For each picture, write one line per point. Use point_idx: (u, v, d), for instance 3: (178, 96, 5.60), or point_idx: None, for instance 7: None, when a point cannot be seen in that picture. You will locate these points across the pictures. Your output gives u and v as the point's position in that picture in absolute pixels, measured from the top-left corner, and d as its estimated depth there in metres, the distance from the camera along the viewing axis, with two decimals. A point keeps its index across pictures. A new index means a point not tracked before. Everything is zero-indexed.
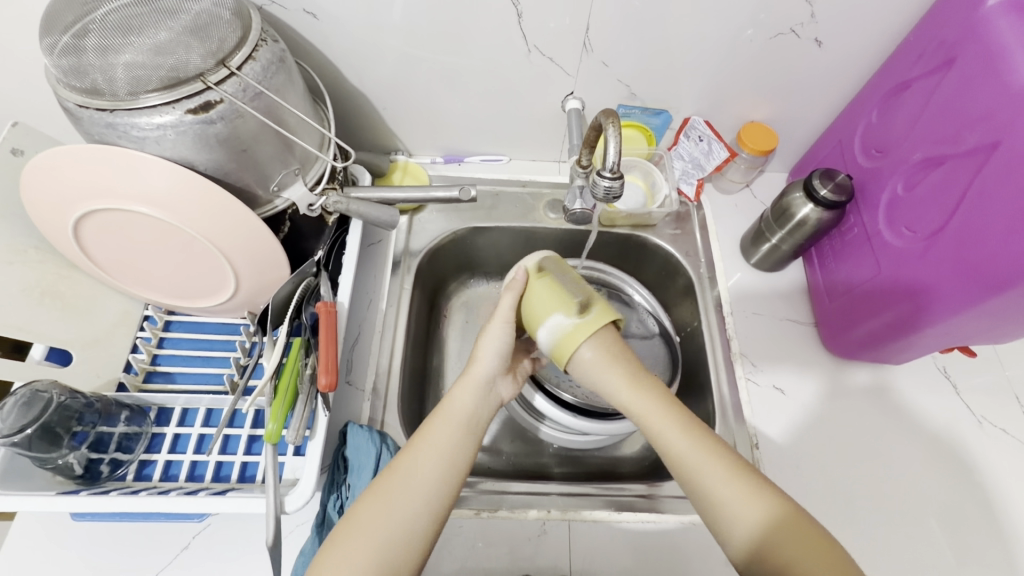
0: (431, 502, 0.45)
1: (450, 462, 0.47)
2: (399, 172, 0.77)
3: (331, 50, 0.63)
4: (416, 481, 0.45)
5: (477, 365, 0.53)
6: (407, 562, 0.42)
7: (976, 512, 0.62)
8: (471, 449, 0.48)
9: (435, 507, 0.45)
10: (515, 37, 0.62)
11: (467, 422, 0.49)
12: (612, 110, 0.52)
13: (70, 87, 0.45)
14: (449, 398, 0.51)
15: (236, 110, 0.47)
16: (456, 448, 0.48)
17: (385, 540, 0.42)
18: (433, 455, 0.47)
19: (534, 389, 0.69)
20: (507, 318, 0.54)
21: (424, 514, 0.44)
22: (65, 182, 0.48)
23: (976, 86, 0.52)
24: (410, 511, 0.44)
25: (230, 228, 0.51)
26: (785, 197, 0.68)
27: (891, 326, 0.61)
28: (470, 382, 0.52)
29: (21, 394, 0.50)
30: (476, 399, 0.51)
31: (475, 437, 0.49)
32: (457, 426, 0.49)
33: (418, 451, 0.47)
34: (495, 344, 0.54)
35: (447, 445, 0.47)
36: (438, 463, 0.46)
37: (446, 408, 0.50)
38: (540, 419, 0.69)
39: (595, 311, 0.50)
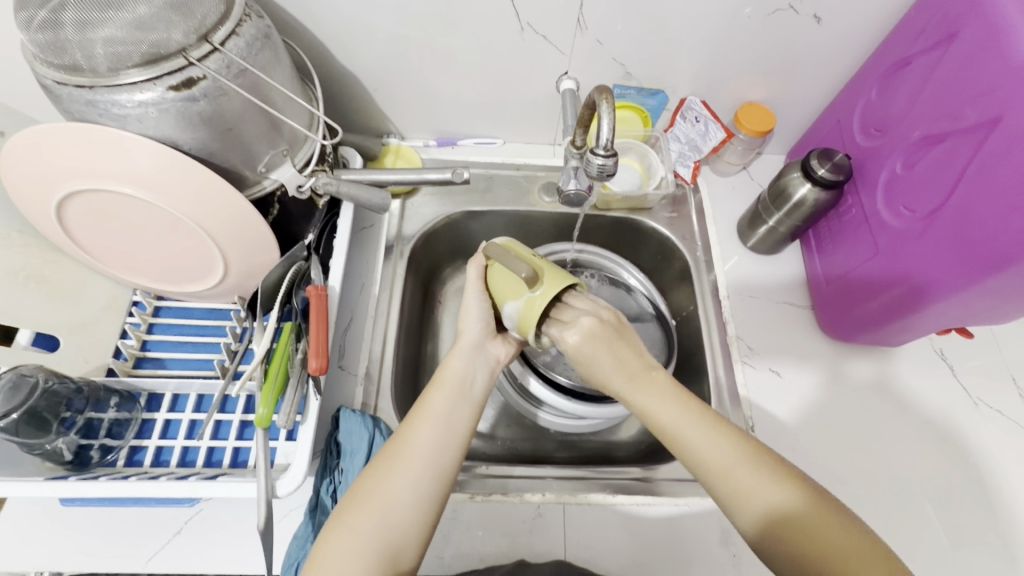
0: (431, 467, 0.45)
1: (448, 426, 0.48)
2: (391, 156, 0.76)
3: (319, 29, 0.62)
4: (412, 447, 0.46)
5: (463, 337, 0.54)
6: (410, 530, 0.43)
7: (972, 495, 0.62)
8: (470, 413, 0.50)
9: (437, 469, 0.45)
10: (508, 15, 0.61)
11: (463, 389, 0.50)
12: (606, 86, 0.51)
13: (48, 64, 0.44)
14: (442, 366, 0.52)
15: (219, 87, 0.45)
16: (454, 413, 0.49)
17: (388, 504, 0.43)
18: (430, 423, 0.47)
19: (528, 372, 0.68)
20: (479, 288, 0.54)
21: (422, 484, 0.44)
22: (46, 163, 0.47)
23: (981, 59, 0.50)
24: (410, 478, 0.44)
25: (216, 211, 0.50)
26: (782, 178, 0.67)
27: (889, 307, 0.61)
28: (461, 349, 0.53)
29: (5, 377, 0.49)
30: (471, 363, 0.52)
31: (471, 403, 0.50)
32: (452, 391, 0.50)
33: (414, 421, 0.48)
34: (475, 316, 0.54)
35: (444, 411, 0.48)
36: (436, 427, 0.47)
37: (443, 376, 0.51)
38: (538, 405, 0.68)
39: (546, 282, 0.49)
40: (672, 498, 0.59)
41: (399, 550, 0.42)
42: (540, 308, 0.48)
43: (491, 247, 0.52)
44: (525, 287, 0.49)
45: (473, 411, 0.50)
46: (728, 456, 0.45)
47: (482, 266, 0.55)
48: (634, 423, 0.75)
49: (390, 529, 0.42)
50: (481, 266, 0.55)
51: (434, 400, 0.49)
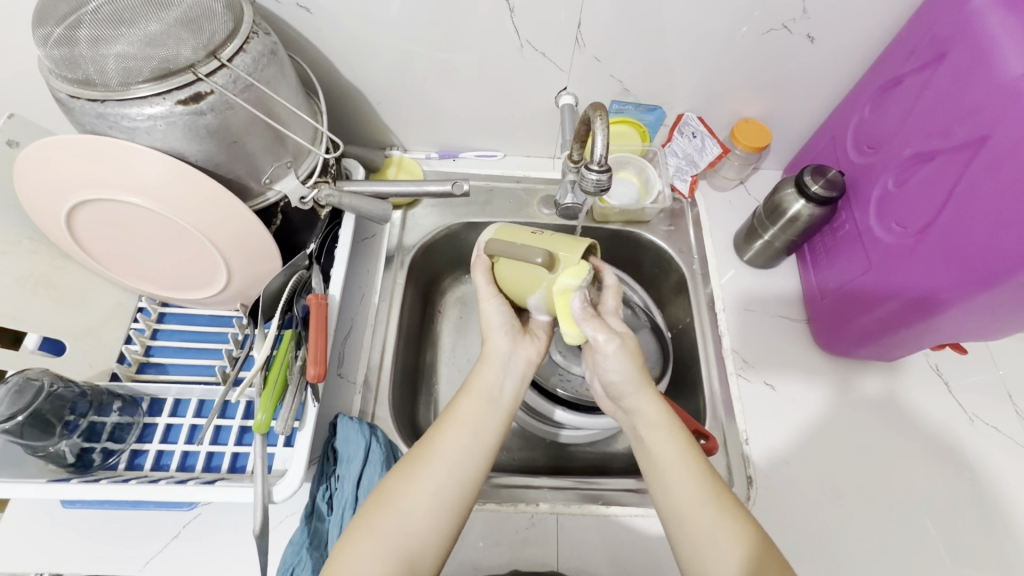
0: (459, 476, 0.47)
1: (477, 434, 0.49)
2: (393, 168, 0.77)
3: (325, 45, 0.63)
4: (442, 456, 0.47)
5: (490, 340, 0.55)
6: (430, 537, 0.44)
7: (968, 512, 0.62)
8: (499, 424, 0.51)
9: (464, 479, 0.47)
10: (508, 33, 0.63)
11: (493, 399, 0.52)
12: (601, 103, 0.52)
13: (62, 78, 0.46)
14: (473, 373, 0.53)
15: (225, 101, 0.47)
16: (483, 423, 0.50)
17: (414, 511, 0.44)
18: (461, 432, 0.49)
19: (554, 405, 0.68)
20: (491, 293, 0.55)
21: (448, 497, 0.46)
22: (57, 173, 0.49)
23: (969, 78, 0.52)
24: (436, 485, 0.46)
25: (222, 221, 0.52)
26: (777, 194, 0.68)
27: (884, 322, 0.61)
28: (492, 357, 0.54)
29: (13, 381, 0.50)
30: (500, 369, 0.53)
31: (500, 414, 0.52)
32: (482, 400, 0.51)
33: (446, 429, 0.49)
34: (498, 319, 0.55)
35: (475, 419, 0.50)
36: (466, 437, 0.49)
37: (474, 383, 0.52)
38: (559, 425, 0.68)
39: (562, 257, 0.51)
40: None
41: (418, 556, 0.43)
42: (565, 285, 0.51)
43: (492, 245, 0.53)
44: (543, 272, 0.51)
45: (502, 423, 0.51)
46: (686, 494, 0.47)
47: (486, 269, 0.55)
48: None
49: (412, 535, 0.43)
50: (486, 269, 0.55)
51: (467, 408, 0.50)
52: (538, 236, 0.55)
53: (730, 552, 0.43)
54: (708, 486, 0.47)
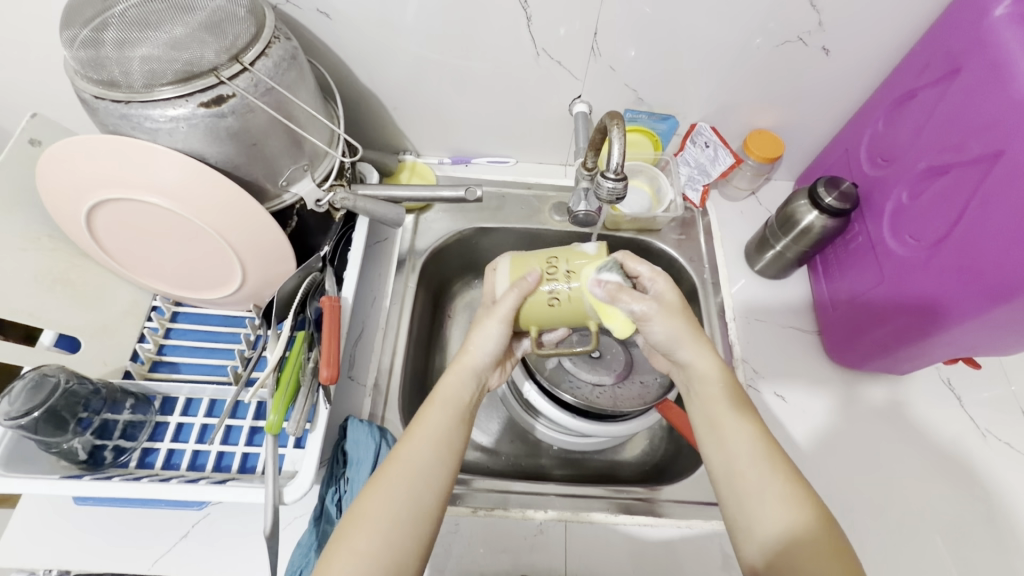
0: (431, 487, 0.46)
1: (448, 442, 0.48)
2: (406, 172, 0.78)
3: (343, 50, 0.64)
4: (412, 467, 0.46)
5: (468, 356, 0.52)
6: (413, 547, 0.43)
7: (981, 529, 0.62)
8: (464, 432, 0.50)
9: (437, 489, 0.46)
10: (524, 40, 0.63)
11: (461, 409, 0.51)
12: (617, 112, 0.52)
13: (88, 79, 0.46)
14: (441, 382, 0.52)
15: (246, 104, 0.48)
16: (451, 433, 0.49)
17: (394, 525, 0.43)
18: (431, 442, 0.48)
19: (524, 376, 0.69)
20: (502, 318, 0.50)
21: (424, 507, 0.45)
22: (79, 172, 0.50)
23: (983, 94, 0.52)
24: (411, 496, 0.45)
25: (239, 222, 0.52)
26: (790, 205, 0.69)
27: (897, 335, 0.61)
28: (461, 368, 0.52)
29: (29, 377, 0.50)
30: (470, 386, 0.52)
31: (465, 422, 0.51)
32: (453, 409, 0.50)
33: (415, 438, 0.48)
34: (488, 341, 0.52)
35: (443, 427, 0.49)
36: (434, 446, 0.48)
37: (441, 393, 0.51)
38: (535, 416, 0.70)
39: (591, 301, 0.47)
40: (675, 519, 0.59)
41: (403, 567, 0.43)
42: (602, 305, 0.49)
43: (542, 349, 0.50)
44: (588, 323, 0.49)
45: (466, 431, 0.51)
46: (750, 463, 0.47)
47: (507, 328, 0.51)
48: (638, 442, 0.76)
49: (395, 549, 0.43)
50: (503, 321, 0.50)
51: (433, 417, 0.49)
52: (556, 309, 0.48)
53: (786, 517, 0.44)
54: (767, 448, 0.47)
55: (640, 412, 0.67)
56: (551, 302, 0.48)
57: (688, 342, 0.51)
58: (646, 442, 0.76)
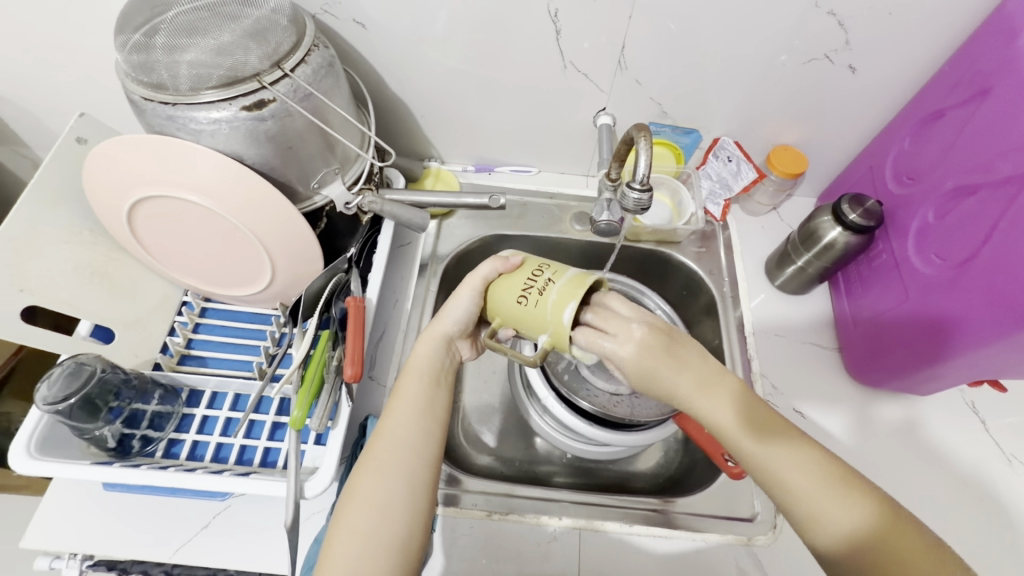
0: (420, 455, 0.47)
1: (428, 410, 0.50)
2: (431, 178, 0.79)
3: (376, 59, 0.66)
4: (396, 436, 0.47)
5: (440, 323, 0.54)
6: (412, 520, 0.44)
7: (1004, 556, 0.60)
8: (442, 399, 0.52)
9: (428, 457, 0.47)
10: (553, 53, 0.65)
11: (434, 375, 0.52)
12: (644, 124, 0.53)
13: (138, 81, 0.49)
14: (413, 354, 0.54)
15: (286, 109, 0.50)
16: (429, 400, 0.50)
17: (386, 500, 0.44)
18: (411, 413, 0.49)
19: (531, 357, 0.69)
20: (476, 286, 0.52)
21: (417, 478, 0.45)
22: (124, 169, 0.52)
23: (1013, 114, 0.52)
24: (401, 467, 0.46)
25: (268, 218, 0.54)
26: (812, 220, 0.69)
27: (920, 355, 0.61)
28: (433, 337, 0.54)
29: (67, 364, 0.52)
30: (441, 354, 0.54)
31: (443, 388, 0.52)
32: (425, 378, 0.51)
33: (395, 410, 0.49)
34: (458, 311, 0.53)
35: (421, 398, 0.50)
36: (416, 417, 0.49)
37: (414, 365, 0.52)
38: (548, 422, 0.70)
39: (550, 312, 0.45)
40: (690, 532, 0.59)
41: (404, 541, 0.43)
42: (550, 297, 0.46)
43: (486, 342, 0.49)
44: (534, 333, 0.47)
45: (445, 398, 0.52)
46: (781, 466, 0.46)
47: (476, 294, 0.52)
48: (653, 454, 0.75)
49: (393, 525, 0.43)
50: (477, 289, 0.52)
51: (410, 388, 0.51)
52: (522, 305, 0.48)
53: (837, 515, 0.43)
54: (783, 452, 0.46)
55: (658, 423, 0.67)
56: (521, 300, 0.48)
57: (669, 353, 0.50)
58: (661, 453, 0.76)
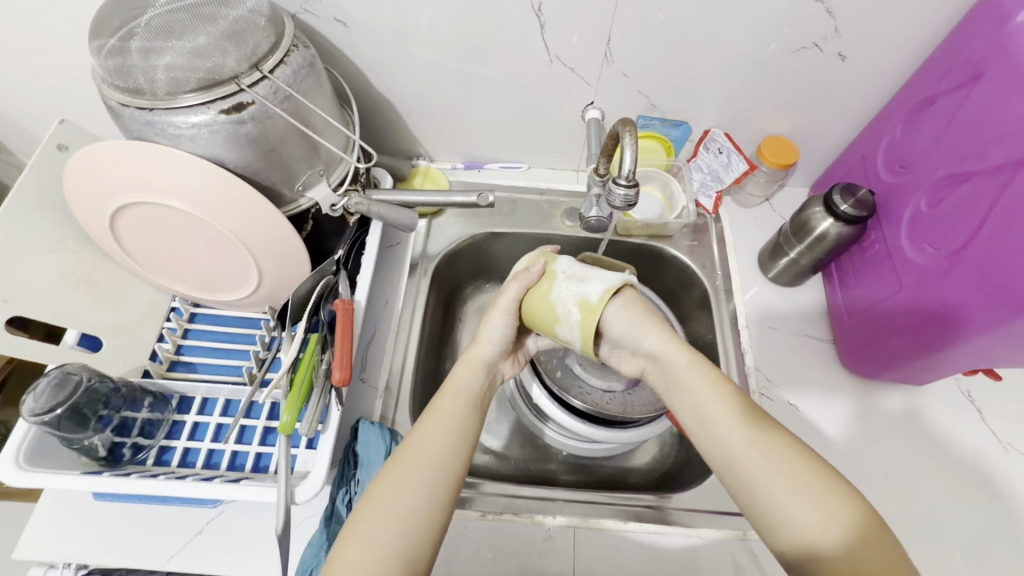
0: (444, 474, 0.46)
1: (460, 432, 0.49)
2: (420, 177, 0.79)
3: (359, 57, 0.65)
4: (425, 453, 0.47)
5: (478, 348, 0.55)
6: (426, 537, 0.43)
7: (1002, 545, 0.60)
8: (477, 424, 0.51)
9: (450, 476, 0.46)
10: (538, 47, 0.64)
11: (474, 399, 0.52)
12: (629, 119, 0.52)
13: (114, 86, 0.48)
14: (452, 376, 0.53)
15: (265, 111, 0.49)
16: (464, 422, 0.50)
17: (407, 513, 0.43)
18: (444, 432, 0.48)
19: (531, 376, 0.69)
20: (507, 309, 0.54)
21: (437, 496, 0.45)
22: (104, 175, 0.51)
23: (1005, 100, 0.51)
24: (425, 482, 0.45)
25: (251, 223, 0.53)
26: (804, 211, 0.68)
27: (914, 346, 0.60)
28: (472, 361, 0.54)
29: (53, 375, 0.52)
30: (479, 376, 0.54)
31: (479, 413, 0.52)
32: (463, 399, 0.51)
33: (429, 426, 0.48)
34: (495, 333, 0.55)
35: (455, 419, 0.50)
36: (448, 436, 0.48)
37: (452, 384, 0.52)
38: (543, 420, 0.69)
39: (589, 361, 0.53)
40: (684, 528, 0.59)
41: (417, 559, 0.42)
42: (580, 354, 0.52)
43: None
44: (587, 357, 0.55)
45: (478, 424, 0.51)
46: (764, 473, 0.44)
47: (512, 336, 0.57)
48: (648, 449, 0.75)
49: (409, 538, 0.42)
50: (509, 311, 0.54)
51: (446, 407, 0.50)
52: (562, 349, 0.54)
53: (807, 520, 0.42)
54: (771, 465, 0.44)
55: (651, 419, 0.66)
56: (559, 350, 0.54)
57: (648, 326, 0.52)
58: (657, 448, 0.75)
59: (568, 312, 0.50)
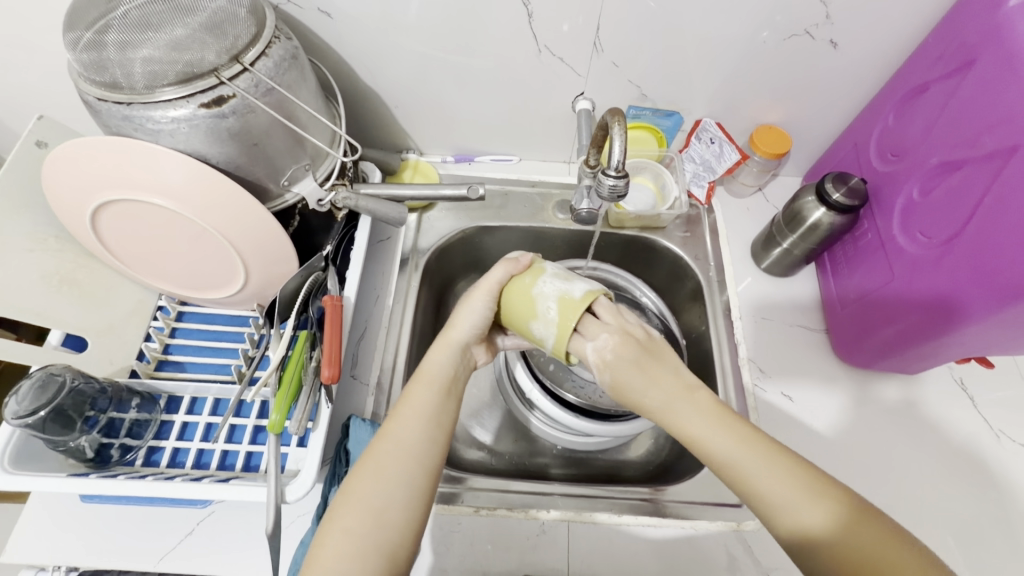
0: (422, 463, 0.45)
1: (436, 420, 0.48)
2: (409, 170, 0.77)
3: (345, 50, 0.64)
4: (400, 443, 0.46)
5: (454, 331, 0.53)
6: (405, 528, 0.43)
7: (995, 532, 0.60)
8: (452, 411, 0.50)
9: (427, 466, 0.45)
10: (527, 37, 0.63)
11: (447, 384, 0.51)
12: (618, 109, 0.51)
13: (90, 81, 0.47)
14: (426, 360, 0.52)
15: (247, 105, 0.48)
16: (440, 410, 0.49)
17: (382, 505, 0.43)
18: (421, 421, 0.47)
19: (516, 358, 0.69)
20: (490, 292, 0.53)
21: (415, 487, 0.44)
22: (83, 171, 0.50)
23: (998, 86, 0.50)
24: (401, 473, 0.44)
25: (236, 219, 0.52)
26: (796, 201, 0.67)
27: (906, 334, 0.60)
28: (449, 345, 0.53)
29: (37, 376, 0.51)
30: (455, 361, 0.52)
31: (454, 400, 0.51)
32: (438, 387, 0.50)
33: (404, 417, 0.48)
34: (473, 317, 0.53)
35: (431, 407, 0.49)
36: (424, 424, 0.47)
37: (426, 369, 0.51)
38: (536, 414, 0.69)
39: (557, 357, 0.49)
40: (680, 520, 0.58)
41: (396, 549, 0.42)
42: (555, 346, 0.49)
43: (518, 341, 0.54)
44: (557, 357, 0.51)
45: (454, 411, 0.50)
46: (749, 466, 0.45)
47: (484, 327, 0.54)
48: (644, 441, 0.75)
49: (387, 529, 0.42)
50: (490, 293, 0.53)
51: (421, 396, 0.49)
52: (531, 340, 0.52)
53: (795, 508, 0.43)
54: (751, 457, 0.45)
55: None
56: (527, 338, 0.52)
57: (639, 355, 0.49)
58: (651, 441, 0.75)
59: (546, 308, 0.49)
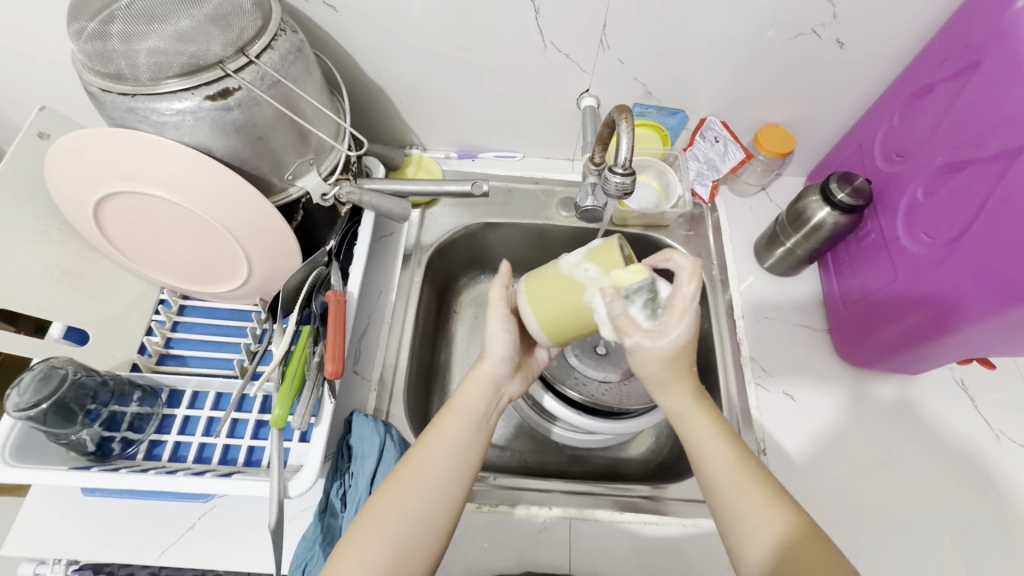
0: (444, 497, 0.46)
1: (461, 453, 0.48)
2: (413, 166, 0.77)
3: (350, 43, 0.64)
4: (424, 477, 0.46)
5: (484, 364, 0.53)
6: (423, 557, 0.43)
7: (993, 532, 0.61)
8: (480, 444, 0.50)
9: (451, 502, 0.46)
10: (533, 33, 0.62)
11: (478, 418, 0.51)
12: (626, 106, 0.51)
13: (95, 72, 0.46)
14: (458, 394, 0.52)
15: (252, 98, 0.48)
16: (468, 442, 0.49)
17: (402, 534, 0.43)
18: (448, 454, 0.47)
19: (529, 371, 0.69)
20: (506, 316, 0.53)
21: (435, 520, 0.44)
22: (87, 163, 0.50)
23: (1003, 87, 0.50)
24: (421, 503, 0.44)
25: (240, 213, 0.52)
26: (801, 201, 0.67)
27: (908, 335, 0.60)
28: (479, 377, 0.53)
29: (38, 368, 0.51)
30: (488, 395, 0.52)
31: (484, 432, 0.51)
32: (468, 420, 0.50)
33: (431, 447, 0.48)
34: (501, 348, 0.53)
35: (459, 439, 0.49)
36: (450, 458, 0.47)
37: (456, 404, 0.51)
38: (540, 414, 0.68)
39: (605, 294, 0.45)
40: (680, 518, 0.59)
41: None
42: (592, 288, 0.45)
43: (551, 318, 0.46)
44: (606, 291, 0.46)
45: (482, 442, 0.50)
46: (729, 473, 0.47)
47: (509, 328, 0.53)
48: (645, 439, 0.75)
49: (404, 559, 0.42)
50: (506, 317, 0.53)
51: (449, 427, 0.49)
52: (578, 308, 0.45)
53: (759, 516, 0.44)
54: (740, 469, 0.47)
55: (647, 409, 0.66)
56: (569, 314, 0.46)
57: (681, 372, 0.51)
58: (652, 439, 0.75)
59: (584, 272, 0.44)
